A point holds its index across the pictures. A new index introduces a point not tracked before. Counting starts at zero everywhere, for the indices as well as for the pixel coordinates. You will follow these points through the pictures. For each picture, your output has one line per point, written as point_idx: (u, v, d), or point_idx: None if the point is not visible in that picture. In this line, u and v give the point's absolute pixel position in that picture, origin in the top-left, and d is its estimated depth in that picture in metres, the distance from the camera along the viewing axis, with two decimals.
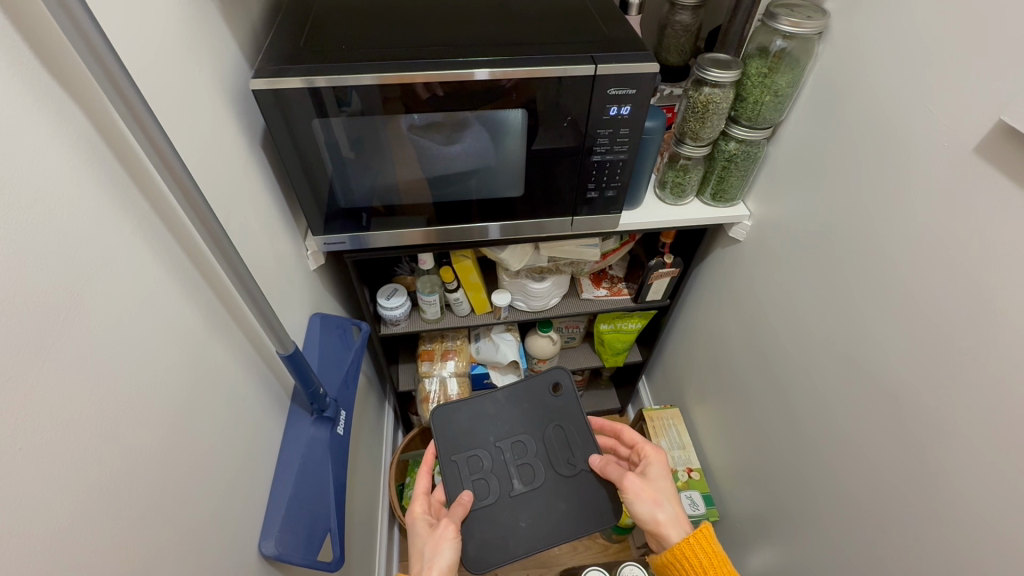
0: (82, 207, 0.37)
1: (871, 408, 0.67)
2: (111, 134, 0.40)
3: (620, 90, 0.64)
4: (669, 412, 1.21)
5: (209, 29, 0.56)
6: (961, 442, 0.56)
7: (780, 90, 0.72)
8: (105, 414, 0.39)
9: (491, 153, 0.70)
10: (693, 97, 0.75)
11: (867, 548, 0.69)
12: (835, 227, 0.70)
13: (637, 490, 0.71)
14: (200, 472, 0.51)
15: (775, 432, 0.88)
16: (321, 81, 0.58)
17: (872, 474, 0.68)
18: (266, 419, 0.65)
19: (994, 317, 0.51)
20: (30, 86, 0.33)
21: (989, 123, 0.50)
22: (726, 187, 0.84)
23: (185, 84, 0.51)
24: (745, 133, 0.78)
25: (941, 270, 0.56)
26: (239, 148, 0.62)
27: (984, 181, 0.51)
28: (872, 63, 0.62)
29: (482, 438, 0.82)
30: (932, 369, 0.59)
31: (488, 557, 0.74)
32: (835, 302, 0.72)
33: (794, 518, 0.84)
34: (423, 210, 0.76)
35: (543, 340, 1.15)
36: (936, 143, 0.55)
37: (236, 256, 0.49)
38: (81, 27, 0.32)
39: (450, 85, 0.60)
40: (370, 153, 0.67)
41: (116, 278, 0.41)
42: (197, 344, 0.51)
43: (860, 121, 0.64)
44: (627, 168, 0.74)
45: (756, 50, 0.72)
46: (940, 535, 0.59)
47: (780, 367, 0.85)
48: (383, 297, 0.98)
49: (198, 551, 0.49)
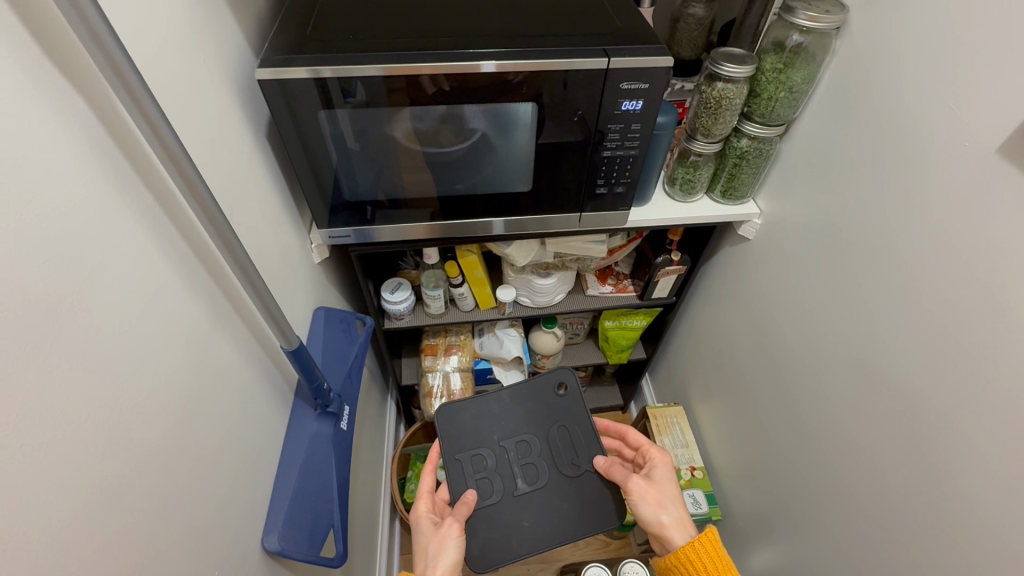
0: (86, 199, 0.36)
1: (879, 411, 0.67)
2: (113, 124, 0.39)
3: (632, 85, 0.63)
4: (672, 410, 1.21)
5: (214, 17, 0.55)
6: (971, 447, 0.55)
7: (795, 86, 0.70)
8: (108, 410, 0.38)
9: (500, 147, 0.69)
10: (706, 93, 0.73)
11: (870, 549, 0.69)
12: (847, 228, 0.69)
13: (641, 492, 0.70)
14: (203, 468, 0.50)
15: (779, 432, 0.88)
16: (326, 72, 0.57)
17: (877, 477, 0.67)
18: (269, 413, 0.64)
19: (1010, 321, 0.50)
20: (32, 74, 0.32)
21: (1012, 124, 0.49)
22: (737, 185, 0.83)
23: (189, 73, 0.50)
24: (758, 130, 0.76)
25: (956, 275, 0.55)
26: (243, 138, 0.61)
27: (1004, 183, 0.50)
28: (891, 60, 0.60)
29: (487, 438, 0.82)
30: (943, 374, 0.58)
31: (490, 556, 0.74)
32: (845, 303, 0.71)
33: (797, 517, 0.84)
34: (427, 204, 0.75)
35: (547, 336, 1.14)
36: (957, 144, 0.54)
37: (241, 250, 0.48)
38: (90, 24, 0.31)
39: (456, 78, 0.59)
40: (374, 145, 0.66)
41: (119, 272, 0.40)
42: (200, 340, 0.50)
43: (876, 121, 0.63)
44: (637, 165, 0.73)
45: (771, 44, 0.71)
46: (948, 541, 0.58)
47: (787, 367, 0.85)
48: (388, 291, 0.97)
49: (201, 548, 0.48)
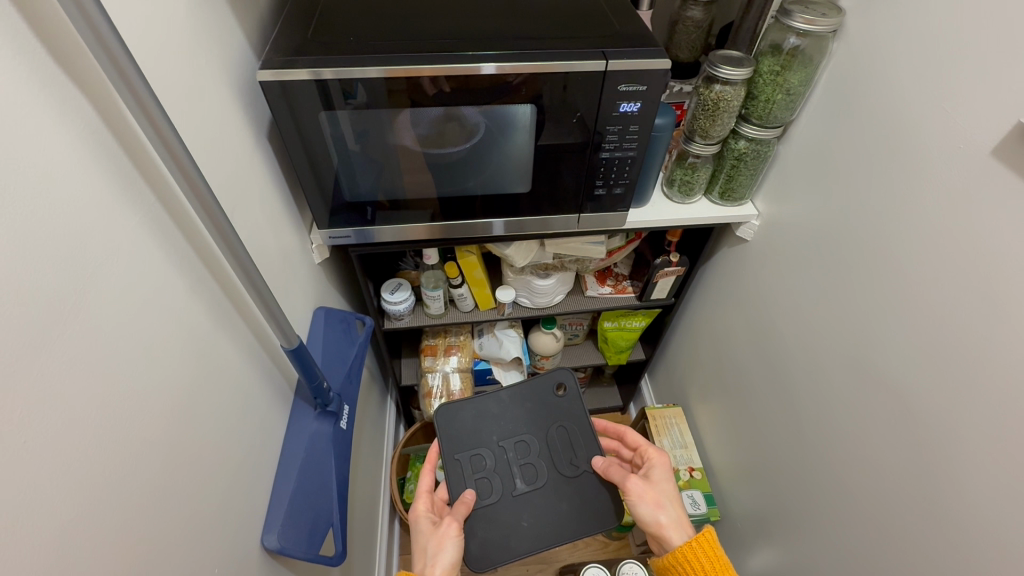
0: (89, 199, 0.37)
1: (876, 411, 0.67)
2: (116, 125, 0.39)
3: (630, 86, 0.63)
4: (671, 411, 1.21)
5: (217, 20, 0.56)
6: (967, 447, 0.55)
7: (793, 88, 0.71)
8: (109, 408, 0.39)
9: (499, 148, 0.69)
10: (703, 95, 0.74)
11: (867, 549, 0.69)
12: (844, 229, 0.69)
13: (638, 492, 0.71)
14: (203, 465, 0.50)
15: (777, 432, 0.88)
16: (327, 73, 0.57)
17: (874, 477, 0.67)
18: (270, 412, 0.64)
19: (1004, 321, 0.51)
20: (37, 75, 0.33)
21: (1006, 126, 0.49)
22: (735, 186, 0.84)
23: (191, 74, 0.50)
24: (756, 132, 0.77)
25: (952, 275, 0.56)
26: (245, 139, 0.62)
27: (998, 185, 0.50)
28: (888, 62, 0.61)
29: (486, 438, 0.82)
30: (939, 375, 0.58)
31: (489, 555, 0.74)
32: (842, 304, 0.71)
33: (795, 518, 0.84)
34: (427, 205, 0.75)
35: (547, 337, 1.14)
36: (952, 145, 0.54)
37: (242, 250, 0.48)
38: (95, 27, 0.31)
39: (456, 80, 0.59)
40: (374, 146, 0.66)
41: (121, 271, 0.40)
42: (201, 339, 0.51)
43: (873, 123, 0.63)
44: (636, 166, 0.73)
45: (768, 47, 0.71)
46: (944, 540, 0.58)
47: (784, 368, 0.85)
48: (388, 291, 0.97)
49: (201, 545, 0.49)
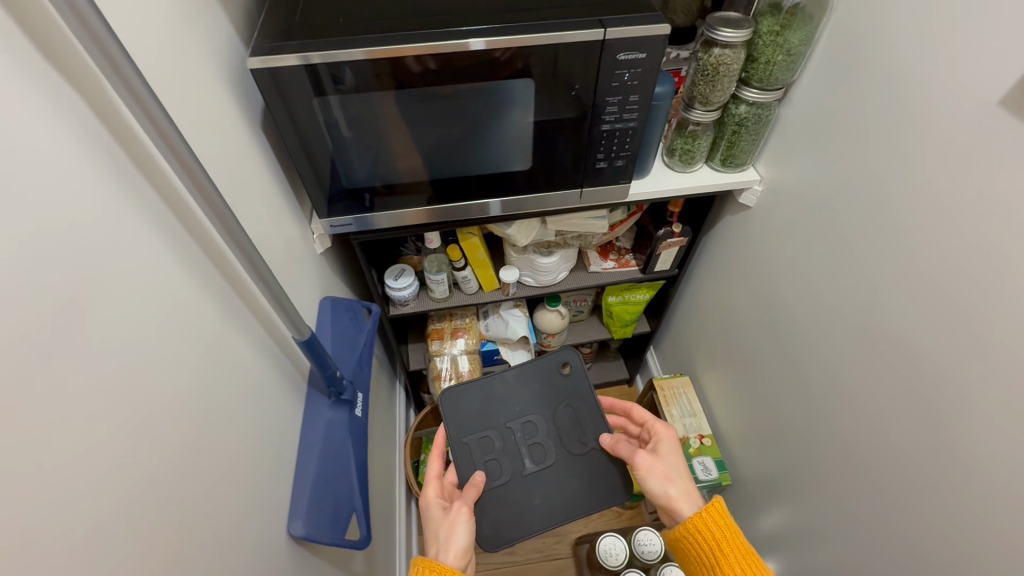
0: (93, 200, 0.36)
1: (883, 370, 0.67)
2: (116, 125, 0.38)
3: (630, 55, 0.62)
4: (678, 381, 1.22)
5: (202, 7, 0.54)
6: (975, 399, 0.56)
7: (793, 48, 0.70)
8: (127, 406, 0.39)
9: (497, 126, 0.68)
10: (703, 60, 0.73)
11: (878, 503, 0.70)
12: (848, 190, 0.69)
13: (648, 466, 0.72)
14: (223, 458, 0.51)
15: (785, 396, 0.89)
16: (316, 58, 0.56)
17: (883, 433, 0.68)
18: (285, 404, 0.65)
19: (1012, 272, 0.51)
20: (32, 79, 0.32)
21: (1012, 75, 0.48)
22: (736, 152, 0.83)
23: (182, 65, 0.49)
24: (757, 95, 0.76)
25: (959, 230, 0.55)
26: (240, 129, 0.60)
27: (1006, 135, 0.50)
28: (889, 16, 0.59)
29: (494, 420, 0.83)
30: (947, 331, 0.58)
31: (500, 534, 0.76)
32: (847, 266, 0.71)
33: (805, 478, 0.86)
34: (423, 188, 0.74)
35: (551, 315, 1.15)
36: (958, 98, 0.53)
37: (249, 243, 0.47)
38: (86, 23, 0.30)
39: (440, 58, 0.58)
40: (370, 131, 0.65)
41: (128, 271, 0.40)
42: (213, 335, 0.50)
43: (874, 81, 0.62)
44: (637, 136, 0.72)
45: (767, 7, 0.70)
46: (954, 490, 0.59)
47: (790, 333, 0.85)
48: (392, 278, 0.97)
49: (226, 537, 0.49)
